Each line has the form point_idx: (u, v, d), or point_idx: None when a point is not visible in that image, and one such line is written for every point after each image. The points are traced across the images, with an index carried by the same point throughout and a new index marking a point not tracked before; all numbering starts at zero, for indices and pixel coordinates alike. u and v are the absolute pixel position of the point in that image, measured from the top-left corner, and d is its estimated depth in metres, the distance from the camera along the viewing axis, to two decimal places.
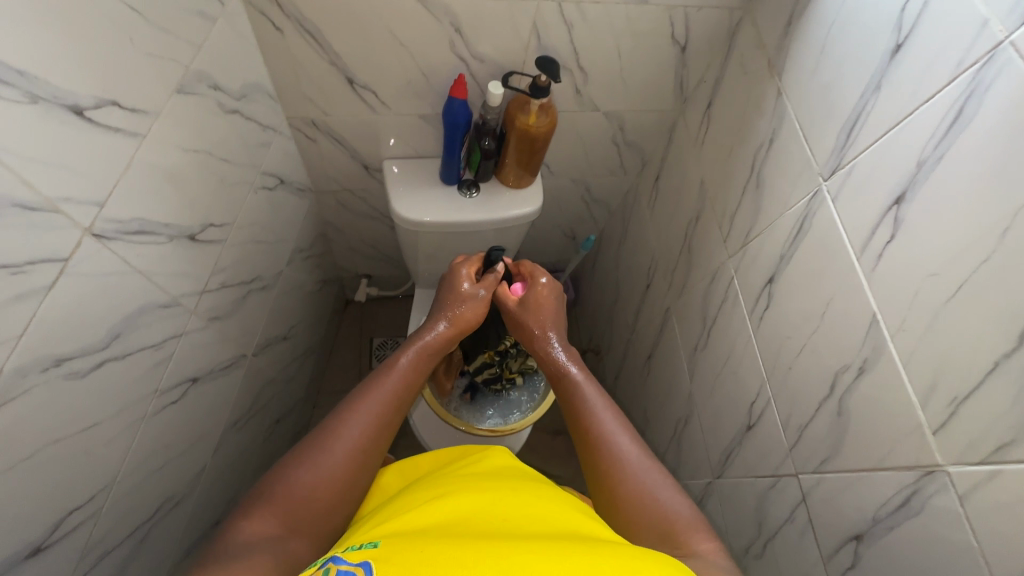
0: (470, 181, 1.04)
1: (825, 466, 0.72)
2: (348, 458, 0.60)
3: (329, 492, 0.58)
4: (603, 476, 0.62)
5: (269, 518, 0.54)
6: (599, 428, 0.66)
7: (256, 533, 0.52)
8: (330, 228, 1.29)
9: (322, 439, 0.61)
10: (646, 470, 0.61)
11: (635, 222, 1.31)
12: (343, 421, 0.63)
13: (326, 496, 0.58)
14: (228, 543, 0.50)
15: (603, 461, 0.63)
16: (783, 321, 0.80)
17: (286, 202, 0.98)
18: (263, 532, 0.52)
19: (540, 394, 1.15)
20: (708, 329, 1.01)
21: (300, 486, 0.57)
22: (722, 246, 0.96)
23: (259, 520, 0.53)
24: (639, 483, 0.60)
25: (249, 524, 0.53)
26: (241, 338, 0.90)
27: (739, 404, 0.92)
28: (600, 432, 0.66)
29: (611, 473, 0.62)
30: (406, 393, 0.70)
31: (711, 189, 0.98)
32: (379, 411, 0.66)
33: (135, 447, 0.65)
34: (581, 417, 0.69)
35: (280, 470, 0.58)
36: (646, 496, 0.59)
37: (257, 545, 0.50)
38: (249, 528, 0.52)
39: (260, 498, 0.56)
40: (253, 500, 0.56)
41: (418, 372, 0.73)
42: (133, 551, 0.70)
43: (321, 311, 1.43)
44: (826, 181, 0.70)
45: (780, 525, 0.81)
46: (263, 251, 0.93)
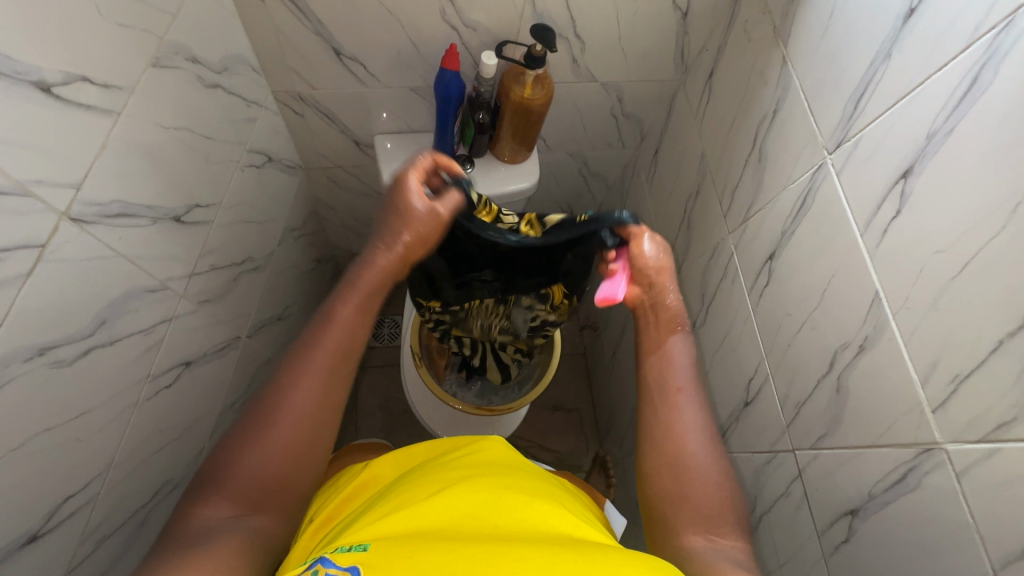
0: (464, 157, 1.01)
1: (822, 442, 0.72)
2: (298, 427, 0.58)
3: (282, 465, 0.56)
4: (665, 443, 0.64)
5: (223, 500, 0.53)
6: (681, 397, 0.67)
7: (213, 519, 0.52)
8: (322, 207, 1.27)
9: (264, 408, 0.58)
10: (701, 442, 0.63)
11: (633, 197, 1.29)
12: (286, 390, 0.59)
13: (281, 469, 0.56)
14: (182, 534, 0.50)
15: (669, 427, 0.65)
16: (782, 299, 0.79)
17: (275, 180, 0.96)
18: (217, 517, 0.52)
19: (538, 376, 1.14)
20: (706, 305, 1.00)
21: (255, 466, 0.55)
22: (722, 222, 0.94)
23: (213, 504, 0.53)
24: (694, 458, 0.62)
25: (204, 509, 0.53)
26: (235, 321, 0.89)
27: (737, 380, 0.91)
28: (671, 399, 0.67)
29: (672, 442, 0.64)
30: (349, 341, 0.63)
31: (711, 163, 0.96)
32: (321, 373, 0.60)
33: (129, 432, 0.64)
34: (661, 379, 0.69)
35: (230, 450, 0.56)
36: (694, 473, 0.61)
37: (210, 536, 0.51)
38: (206, 514, 0.53)
39: (210, 480, 0.55)
40: (203, 482, 0.55)
41: (364, 316, 0.66)
42: (133, 533, 0.71)
43: (316, 290, 1.42)
44: (830, 155, 0.68)
45: (776, 500, 0.82)
46: (253, 231, 0.91)
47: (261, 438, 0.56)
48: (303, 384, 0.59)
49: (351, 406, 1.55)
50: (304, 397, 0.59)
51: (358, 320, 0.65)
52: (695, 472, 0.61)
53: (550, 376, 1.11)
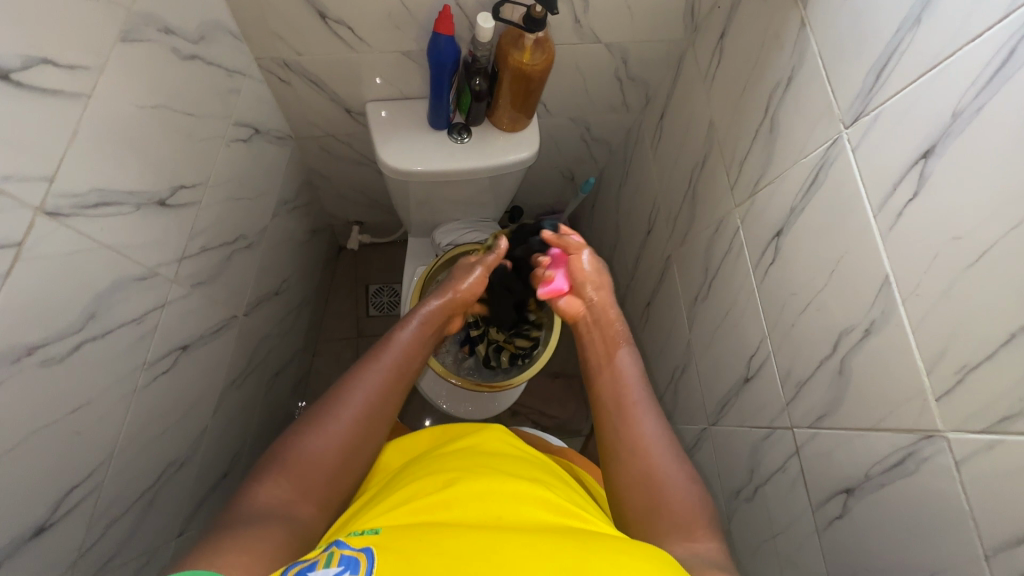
0: (461, 125, 0.98)
1: (821, 422, 0.72)
2: (357, 427, 0.65)
3: (336, 461, 0.63)
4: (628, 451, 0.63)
5: (282, 482, 0.59)
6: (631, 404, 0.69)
7: (269, 499, 0.57)
8: (316, 176, 1.23)
9: (328, 405, 0.66)
10: (666, 446, 0.63)
11: (637, 163, 1.25)
12: (353, 390, 0.68)
13: (334, 464, 0.63)
14: (246, 506, 0.55)
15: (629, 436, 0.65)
16: (787, 278, 0.77)
17: (264, 153, 0.92)
18: (275, 498, 0.57)
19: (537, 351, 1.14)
20: (709, 279, 0.98)
21: (317, 452, 0.62)
22: (728, 194, 0.91)
23: (271, 485, 0.58)
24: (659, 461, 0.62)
25: (265, 488, 0.58)
26: (231, 300, 0.87)
27: (738, 356, 0.91)
28: (627, 414, 0.68)
29: (635, 450, 0.63)
30: (405, 366, 0.74)
31: (720, 132, 0.91)
32: (382, 382, 0.70)
33: (129, 420, 0.64)
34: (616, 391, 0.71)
35: (292, 438, 0.63)
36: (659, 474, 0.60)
37: (270, 512, 0.56)
38: (264, 494, 0.57)
39: (271, 465, 0.60)
40: (266, 464, 0.61)
41: (418, 345, 0.78)
42: (143, 513, 0.72)
43: (314, 261, 1.40)
44: (847, 129, 0.64)
45: (772, 473, 0.84)
46: (244, 208, 0.88)
47: (329, 427, 0.64)
48: (365, 391, 0.68)
49: None
50: (366, 399, 0.68)
51: (418, 350, 0.78)
52: (662, 478, 0.60)
53: (550, 351, 1.10)
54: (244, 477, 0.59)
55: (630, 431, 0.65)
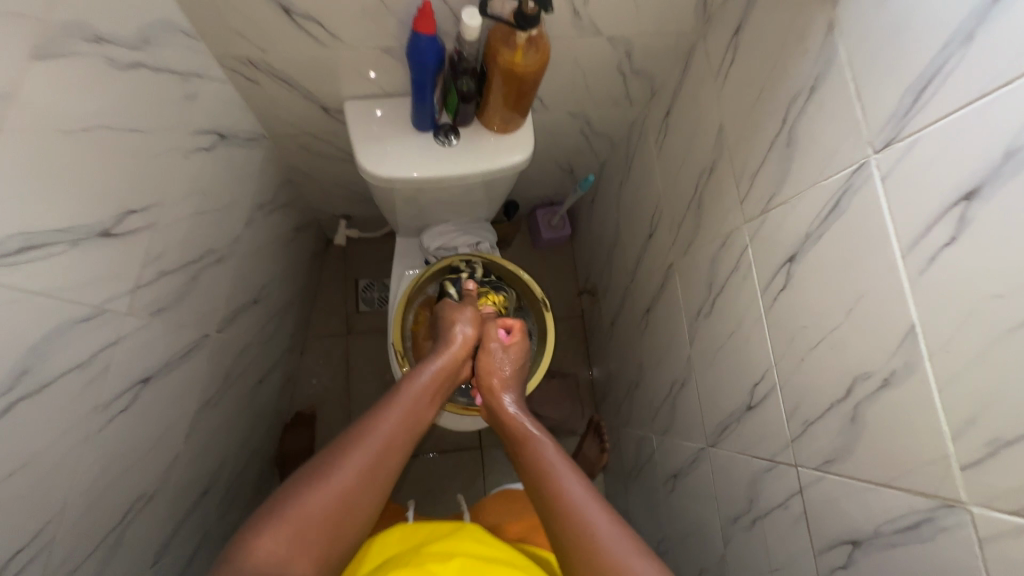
0: (448, 126, 0.90)
1: (829, 466, 0.68)
2: (363, 478, 0.64)
3: (340, 512, 0.62)
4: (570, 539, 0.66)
5: (284, 534, 0.58)
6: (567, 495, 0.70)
7: (267, 553, 0.56)
8: (296, 173, 1.15)
9: (337, 454, 0.65)
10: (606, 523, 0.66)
11: (640, 161, 1.16)
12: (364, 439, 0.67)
13: (337, 515, 0.62)
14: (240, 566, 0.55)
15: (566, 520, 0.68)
16: (799, 308, 0.71)
17: (232, 158, 0.84)
18: (275, 552, 0.57)
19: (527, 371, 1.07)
20: (713, 296, 0.92)
21: (321, 506, 0.61)
22: (737, 208, 0.83)
23: (272, 535, 0.58)
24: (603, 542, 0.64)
25: (263, 542, 0.57)
26: (200, 320, 0.82)
27: (740, 382, 0.86)
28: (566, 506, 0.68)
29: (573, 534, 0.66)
30: (414, 417, 0.74)
31: (731, 139, 0.83)
32: (391, 434, 0.69)
33: (84, 466, 0.60)
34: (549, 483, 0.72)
35: (298, 488, 0.62)
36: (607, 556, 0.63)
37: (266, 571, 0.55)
38: (262, 548, 0.57)
39: (274, 514, 0.60)
40: (267, 514, 0.60)
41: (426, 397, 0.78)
42: (109, 553, 0.69)
43: (298, 259, 1.34)
44: (875, 154, 0.57)
45: (773, 508, 0.80)
46: (212, 220, 0.81)
47: (333, 478, 0.63)
48: (375, 441, 0.67)
49: (343, 373, 1.52)
50: (374, 451, 0.67)
51: (428, 400, 0.77)
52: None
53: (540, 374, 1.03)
54: (245, 524, 0.59)
55: (565, 515, 0.68)
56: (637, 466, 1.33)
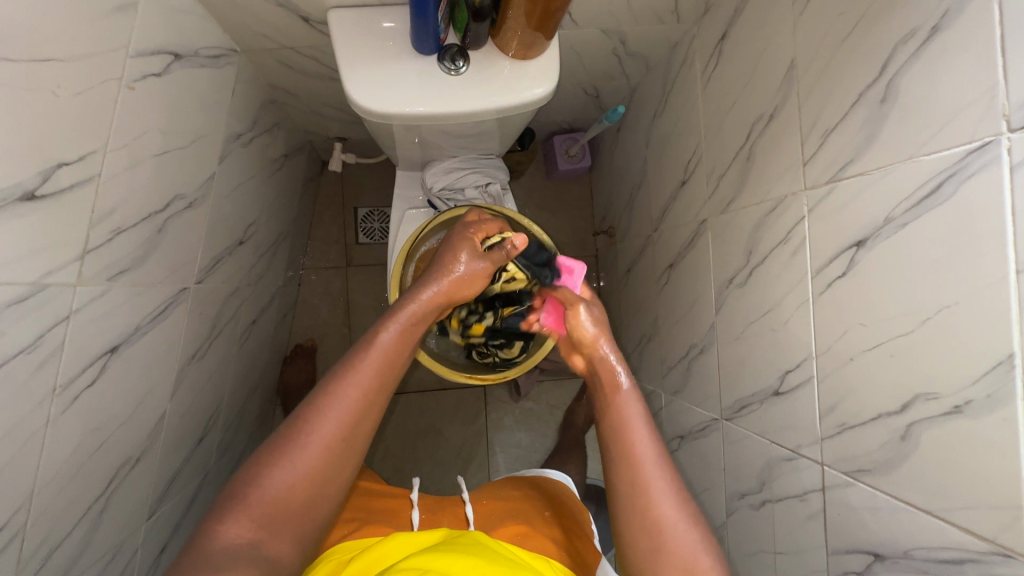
0: (456, 48, 0.74)
1: (861, 475, 0.62)
2: (332, 454, 0.60)
3: (304, 498, 0.57)
4: (642, 527, 0.64)
5: (248, 521, 0.54)
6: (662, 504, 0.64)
7: (233, 539, 0.53)
8: (280, 92, 1.00)
9: (297, 436, 0.59)
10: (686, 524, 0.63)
11: (680, 92, 0.99)
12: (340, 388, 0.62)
13: (302, 505, 0.57)
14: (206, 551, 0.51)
15: (638, 506, 0.65)
16: (858, 302, 0.61)
17: (195, 81, 0.71)
18: (242, 537, 0.53)
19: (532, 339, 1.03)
20: (749, 266, 0.82)
21: (282, 480, 0.57)
22: (794, 169, 0.70)
23: (237, 523, 0.54)
24: (676, 537, 0.62)
25: (229, 526, 0.53)
26: (174, 274, 0.73)
27: (769, 364, 0.78)
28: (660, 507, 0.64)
29: (648, 525, 0.64)
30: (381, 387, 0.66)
31: (801, 81, 0.68)
32: (370, 384, 0.64)
33: (48, 453, 0.55)
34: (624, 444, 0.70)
35: (257, 471, 0.57)
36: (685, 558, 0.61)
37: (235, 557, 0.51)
38: (227, 533, 0.53)
39: (236, 498, 0.55)
40: (232, 495, 0.56)
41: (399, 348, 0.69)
42: (97, 520, 0.66)
43: (290, 187, 1.22)
44: (1012, 134, 0.44)
45: (787, 496, 0.76)
46: (179, 160, 0.69)
47: (299, 449, 0.58)
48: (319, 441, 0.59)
49: (343, 307, 1.46)
50: (355, 398, 0.62)
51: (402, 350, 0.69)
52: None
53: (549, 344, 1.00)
54: (205, 515, 0.55)
55: (642, 501, 0.65)
56: None
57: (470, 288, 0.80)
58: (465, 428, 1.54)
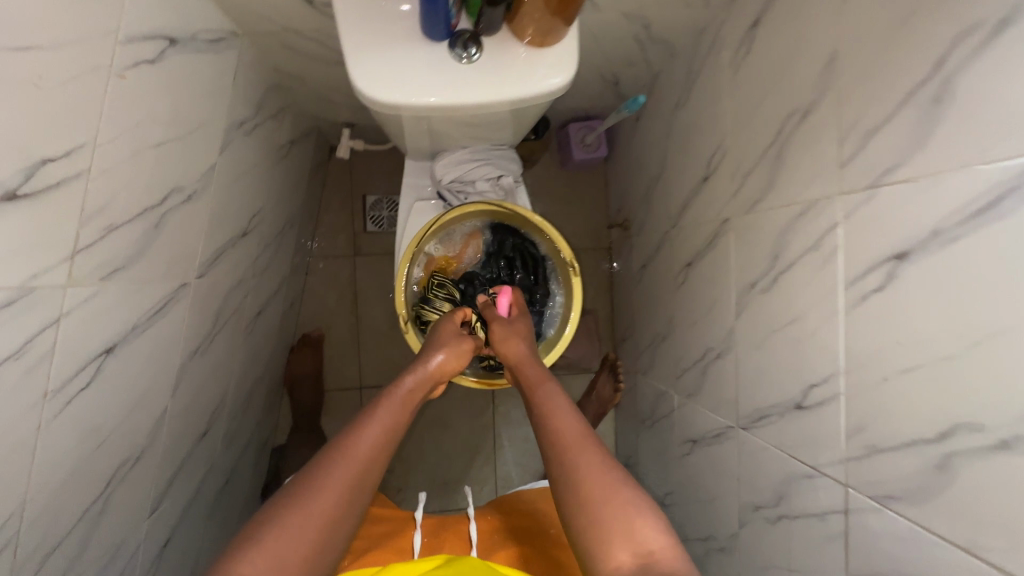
0: (468, 35, 0.69)
1: (890, 501, 0.59)
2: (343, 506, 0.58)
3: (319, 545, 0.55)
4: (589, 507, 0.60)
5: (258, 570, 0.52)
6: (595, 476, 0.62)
7: None
8: (285, 77, 0.96)
9: (308, 484, 0.58)
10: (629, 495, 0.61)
11: (706, 82, 0.94)
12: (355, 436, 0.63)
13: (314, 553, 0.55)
14: None
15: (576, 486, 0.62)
16: (896, 319, 0.57)
17: (193, 66, 0.67)
18: None
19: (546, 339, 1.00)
20: (774, 271, 0.77)
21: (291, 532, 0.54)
22: (830, 172, 0.65)
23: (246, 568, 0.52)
24: (620, 511, 0.59)
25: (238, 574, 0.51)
26: (173, 270, 0.70)
27: (793, 376, 0.74)
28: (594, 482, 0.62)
29: (586, 503, 0.61)
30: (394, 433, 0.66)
31: (842, 75, 0.62)
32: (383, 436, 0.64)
33: (41, 458, 0.53)
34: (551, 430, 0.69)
35: (266, 521, 0.56)
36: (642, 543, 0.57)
37: None
38: None
39: (242, 547, 0.53)
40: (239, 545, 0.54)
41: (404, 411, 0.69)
42: (95, 522, 0.65)
43: (296, 174, 1.18)
44: None
45: (806, 514, 0.73)
46: (177, 150, 0.66)
47: (310, 496, 0.57)
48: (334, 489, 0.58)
49: (351, 296, 1.44)
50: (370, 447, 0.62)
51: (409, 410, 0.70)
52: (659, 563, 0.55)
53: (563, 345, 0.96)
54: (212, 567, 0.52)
55: (580, 477, 0.62)
56: (652, 417, 1.28)
57: (458, 361, 0.81)
58: (472, 421, 1.52)
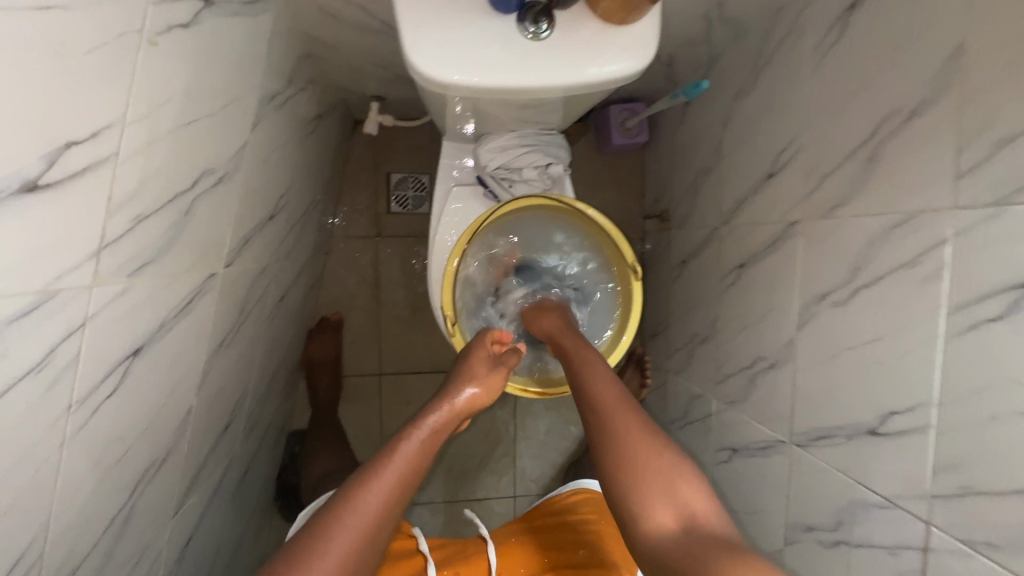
0: (540, 7, 0.61)
1: (986, 548, 0.54)
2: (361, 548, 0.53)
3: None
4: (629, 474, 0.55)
5: None
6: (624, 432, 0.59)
7: None
8: (318, 44, 0.88)
9: (329, 518, 0.53)
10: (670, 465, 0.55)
11: (781, 69, 0.85)
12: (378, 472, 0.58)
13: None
14: None
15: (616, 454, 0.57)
16: (1017, 355, 0.51)
17: (227, 31, 0.59)
18: None
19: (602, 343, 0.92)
20: (854, 284, 0.71)
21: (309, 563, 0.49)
22: (941, 182, 0.58)
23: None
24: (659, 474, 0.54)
25: None
26: (201, 259, 0.64)
27: (868, 400, 0.69)
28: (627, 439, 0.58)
29: (624, 461, 0.56)
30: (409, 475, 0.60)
31: (970, 72, 0.55)
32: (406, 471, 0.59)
33: (66, 474, 0.48)
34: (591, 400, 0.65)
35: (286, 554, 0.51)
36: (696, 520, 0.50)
37: None
38: None
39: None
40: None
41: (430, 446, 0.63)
42: (120, 530, 0.61)
43: (322, 150, 1.10)
44: None
45: (872, 545, 0.69)
46: (209, 128, 0.59)
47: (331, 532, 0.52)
48: (352, 524, 0.53)
49: (372, 280, 1.38)
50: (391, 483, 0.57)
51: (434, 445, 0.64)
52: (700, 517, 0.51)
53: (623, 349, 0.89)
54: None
55: (619, 444, 0.57)
56: (683, 419, 1.23)
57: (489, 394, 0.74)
58: (493, 411, 1.48)
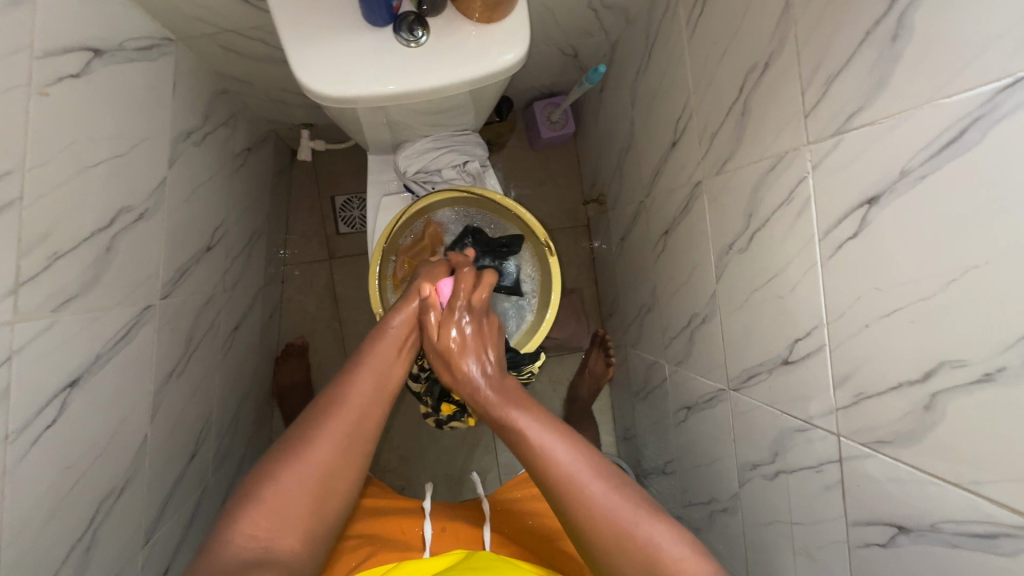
0: (413, 16, 0.66)
1: (881, 446, 0.59)
2: (337, 453, 0.62)
3: (315, 506, 0.60)
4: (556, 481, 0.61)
5: (261, 520, 0.57)
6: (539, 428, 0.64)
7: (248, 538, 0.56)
8: (230, 81, 0.92)
9: (312, 426, 0.63)
10: (592, 476, 0.61)
11: (664, 44, 0.92)
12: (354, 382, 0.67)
13: (309, 518, 0.60)
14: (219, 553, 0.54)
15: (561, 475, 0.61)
16: (871, 265, 0.56)
17: (125, 78, 0.64)
18: (255, 537, 0.56)
19: (529, 317, 0.97)
20: (751, 229, 0.76)
21: (291, 483, 0.59)
22: (796, 124, 0.64)
23: (250, 523, 0.57)
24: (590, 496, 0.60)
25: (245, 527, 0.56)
26: (133, 294, 0.67)
27: (777, 333, 0.74)
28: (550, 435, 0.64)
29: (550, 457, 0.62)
30: (385, 380, 0.69)
31: (797, 22, 0.61)
32: (377, 382, 0.69)
33: (13, 501, 0.51)
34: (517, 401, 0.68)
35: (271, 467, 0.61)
36: (625, 535, 0.58)
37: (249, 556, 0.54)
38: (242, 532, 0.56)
39: (249, 499, 0.58)
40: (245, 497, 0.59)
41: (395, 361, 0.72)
42: (84, 558, 0.63)
43: (258, 181, 1.15)
44: None
45: (801, 468, 0.73)
46: (121, 170, 0.63)
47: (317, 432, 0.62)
48: (331, 424, 0.63)
49: (330, 301, 1.41)
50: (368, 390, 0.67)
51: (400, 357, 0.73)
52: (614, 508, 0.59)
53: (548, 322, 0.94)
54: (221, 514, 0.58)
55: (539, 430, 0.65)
56: (646, 388, 1.28)
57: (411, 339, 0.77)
58: None
